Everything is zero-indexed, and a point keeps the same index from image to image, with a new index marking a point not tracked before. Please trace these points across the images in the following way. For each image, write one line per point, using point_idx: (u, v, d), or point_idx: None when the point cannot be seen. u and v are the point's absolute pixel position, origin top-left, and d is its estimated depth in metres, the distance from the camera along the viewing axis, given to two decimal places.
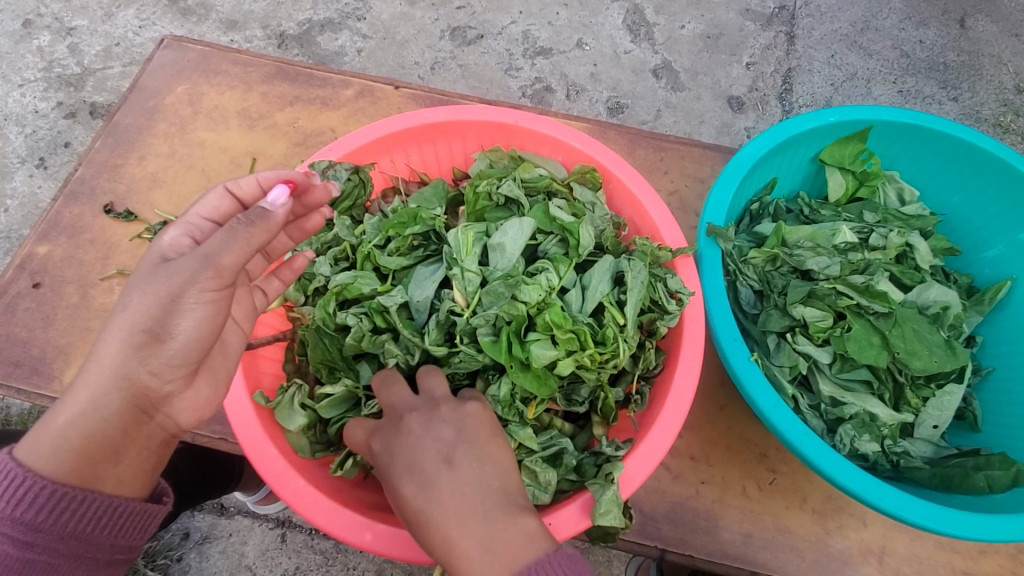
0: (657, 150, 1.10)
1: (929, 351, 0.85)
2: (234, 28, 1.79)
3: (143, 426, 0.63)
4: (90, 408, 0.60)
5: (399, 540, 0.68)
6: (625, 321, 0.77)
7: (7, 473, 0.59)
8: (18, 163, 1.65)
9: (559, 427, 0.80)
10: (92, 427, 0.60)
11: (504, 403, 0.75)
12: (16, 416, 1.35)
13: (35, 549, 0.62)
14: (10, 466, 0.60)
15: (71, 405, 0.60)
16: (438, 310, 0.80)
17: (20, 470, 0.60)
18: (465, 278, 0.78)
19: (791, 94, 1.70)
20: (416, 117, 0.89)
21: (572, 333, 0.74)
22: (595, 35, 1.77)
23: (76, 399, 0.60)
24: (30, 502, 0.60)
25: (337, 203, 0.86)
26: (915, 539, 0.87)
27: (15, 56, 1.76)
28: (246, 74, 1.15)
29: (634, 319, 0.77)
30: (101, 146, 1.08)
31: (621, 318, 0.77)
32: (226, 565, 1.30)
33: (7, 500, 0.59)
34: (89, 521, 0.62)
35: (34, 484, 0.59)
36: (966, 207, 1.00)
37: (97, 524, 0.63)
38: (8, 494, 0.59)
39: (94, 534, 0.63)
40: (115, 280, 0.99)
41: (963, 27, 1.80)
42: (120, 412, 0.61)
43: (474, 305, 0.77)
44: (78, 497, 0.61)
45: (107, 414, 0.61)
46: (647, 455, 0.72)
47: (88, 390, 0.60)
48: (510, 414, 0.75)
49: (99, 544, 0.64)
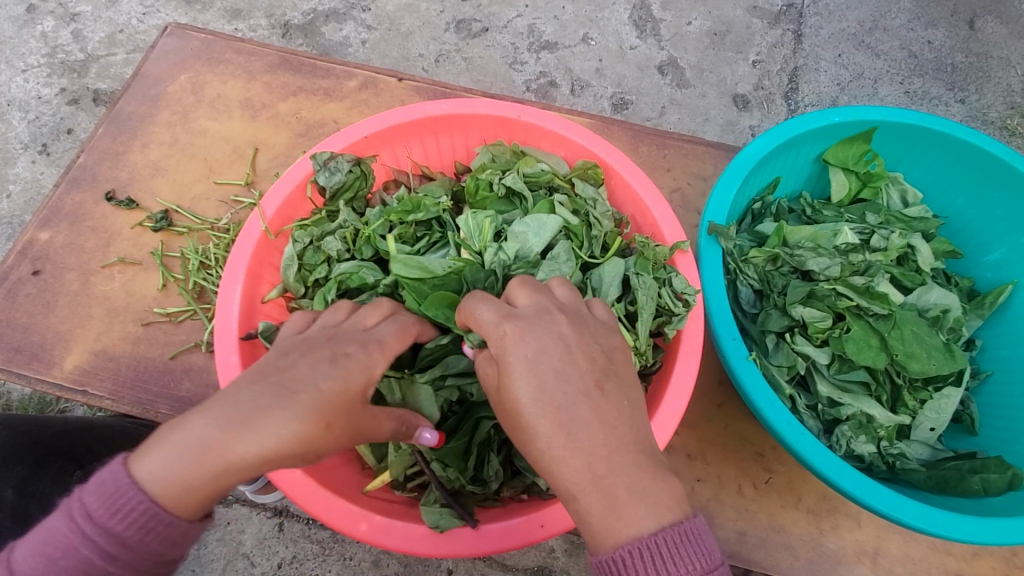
0: (661, 147, 1.09)
1: (928, 354, 0.85)
2: (239, 16, 1.78)
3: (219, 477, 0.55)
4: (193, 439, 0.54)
5: (396, 531, 0.69)
6: (635, 339, 0.77)
7: (115, 480, 0.55)
8: (21, 149, 1.66)
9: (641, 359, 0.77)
10: (193, 447, 0.54)
11: None
12: (17, 401, 1.36)
13: (115, 565, 0.56)
14: (119, 472, 0.55)
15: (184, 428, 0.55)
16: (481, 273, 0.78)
17: (128, 479, 0.55)
18: (500, 250, 0.79)
19: (797, 93, 1.69)
20: (418, 110, 0.88)
21: None
22: (602, 30, 1.76)
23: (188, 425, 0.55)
24: (124, 515, 0.55)
25: (338, 194, 0.85)
26: (909, 540, 0.87)
27: (19, 41, 1.75)
28: (249, 63, 1.15)
29: (646, 337, 0.77)
30: (104, 132, 1.08)
31: (631, 336, 0.77)
32: (225, 553, 1.31)
33: (108, 508, 0.55)
34: (166, 541, 0.57)
35: (133, 497, 0.55)
36: (971, 210, 0.99)
37: (172, 545, 0.57)
38: (110, 502, 0.55)
39: (168, 553, 0.58)
40: (116, 267, 1.00)
41: (973, 28, 1.78)
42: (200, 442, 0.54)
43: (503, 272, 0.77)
44: (166, 518, 0.56)
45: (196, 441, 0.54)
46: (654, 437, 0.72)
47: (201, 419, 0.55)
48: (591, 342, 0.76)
49: (169, 563, 0.59)
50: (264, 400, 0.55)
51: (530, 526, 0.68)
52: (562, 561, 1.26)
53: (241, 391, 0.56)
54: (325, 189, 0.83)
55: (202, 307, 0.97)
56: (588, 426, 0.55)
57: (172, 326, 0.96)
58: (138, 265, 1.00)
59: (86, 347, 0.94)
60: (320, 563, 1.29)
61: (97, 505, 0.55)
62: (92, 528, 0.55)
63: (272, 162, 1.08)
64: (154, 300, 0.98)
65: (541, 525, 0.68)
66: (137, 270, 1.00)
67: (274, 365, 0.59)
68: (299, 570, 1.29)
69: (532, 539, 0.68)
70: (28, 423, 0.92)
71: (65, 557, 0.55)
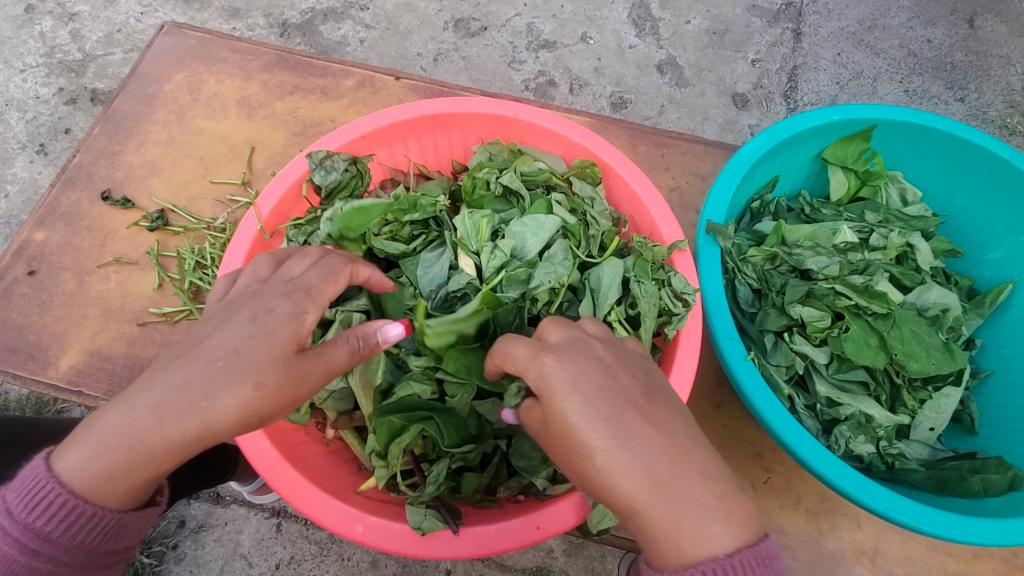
0: (660, 146, 1.09)
1: (927, 353, 0.84)
2: (237, 15, 1.78)
3: (153, 463, 0.57)
4: (118, 430, 0.56)
5: (391, 533, 0.68)
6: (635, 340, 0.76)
7: (36, 478, 0.58)
8: (18, 149, 1.65)
9: None
10: (115, 440, 0.56)
11: None
12: (15, 401, 1.35)
13: (41, 557, 0.60)
14: (39, 470, 0.58)
15: (109, 419, 0.56)
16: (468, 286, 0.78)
17: (47, 475, 0.58)
18: (493, 253, 0.78)
19: (796, 92, 1.69)
20: (415, 108, 0.88)
21: None
22: (600, 28, 1.76)
23: (113, 415, 0.56)
24: (42, 509, 0.58)
25: (333, 194, 0.84)
26: (909, 541, 0.86)
27: (17, 40, 1.75)
28: (247, 62, 1.14)
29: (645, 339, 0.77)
30: (100, 132, 1.08)
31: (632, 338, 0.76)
32: (222, 553, 1.31)
33: (26, 504, 0.58)
34: (96, 533, 0.60)
35: (51, 492, 0.57)
36: (970, 208, 0.99)
37: (105, 535, 0.61)
38: (29, 498, 0.58)
39: (101, 544, 0.61)
40: (112, 267, 0.99)
41: (973, 26, 1.78)
42: (126, 435, 0.56)
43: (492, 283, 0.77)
44: (88, 511, 0.58)
45: (124, 434, 0.56)
46: None
47: (125, 408, 0.56)
48: None
49: (105, 552, 0.62)
50: (176, 391, 0.56)
51: (528, 528, 0.68)
52: (561, 561, 1.25)
53: (176, 376, 0.57)
54: (320, 188, 0.83)
55: (198, 307, 0.97)
56: (588, 430, 0.54)
57: (169, 327, 0.95)
58: (133, 265, 1.00)
59: (82, 347, 0.94)
60: (318, 564, 1.29)
61: (15, 502, 0.58)
62: (11, 523, 0.58)
63: (269, 162, 1.08)
64: (150, 300, 0.97)
65: (537, 527, 0.68)
66: (133, 270, 0.99)
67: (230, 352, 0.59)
68: (297, 570, 1.29)
69: (529, 540, 0.68)
70: (22, 423, 0.92)
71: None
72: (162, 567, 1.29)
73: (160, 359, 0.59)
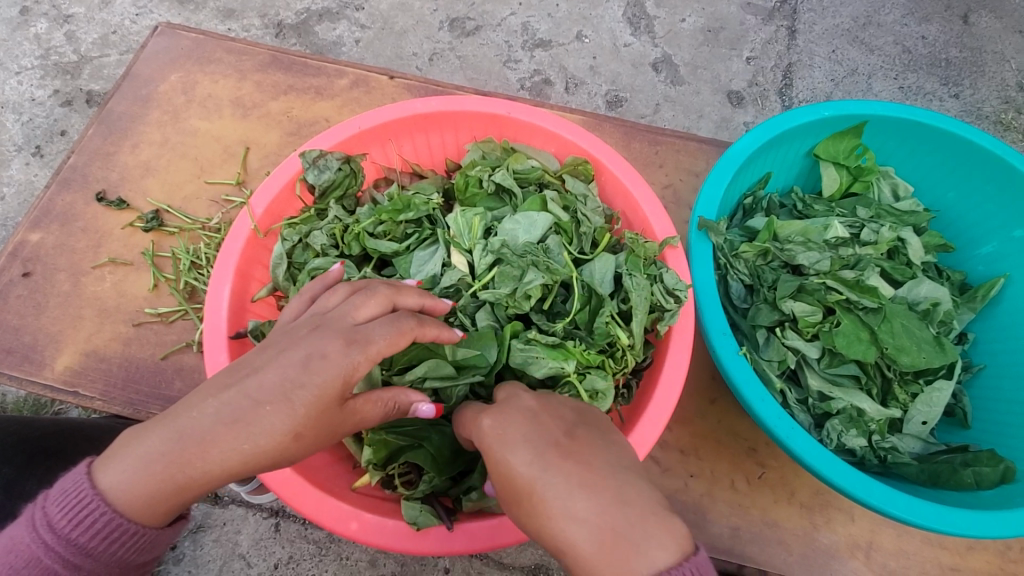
0: (652, 143, 1.09)
1: (918, 347, 0.85)
2: (232, 16, 1.78)
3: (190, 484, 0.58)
4: (162, 451, 0.57)
5: (386, 529, 0.69)
6: (631, 338, 0.76)
7: (79, 492, 0.58)
8: (14, 151, 1.65)
9: (633, 360, 0.77)
10: (160, 461, 0.57)
11: (560, 346, 0.74)
12: (12, 402, 1.35)
13: (80, 572, 0.60)
14: (82, 484, 0.59)
15: (153, 438, 0.57)
16: (463, 282, 0.80)
17: (90, 490, 0.58)
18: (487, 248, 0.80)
19: (792, 89, 1.69)
20: (407, 108, 0.88)
21: (565, 347, 0.74)
22: (596, 27, 1.76)
23: (156, 435, 0.57)
24: (84, 524, 0.58)
25: (327, 193, 0.85)
26: (902, 534, 0.87)
27: (12, 42, 1.74)
28: (241, 62, 1.15)
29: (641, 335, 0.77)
30: (95, 133, 1.08)
31: (627, 335, 0.76)
32: (220, 554, 1.31)
33: (70, 519, 0.58)
34: (133, 548, 0.60)
35: (95, 508, 0.58)
36: (962, 203, 0.99)
37: (139, 550, 0.61)
38: (71, 512, 0.58)
39: (136, 558, 0.61)
40: (107, 268, 0.99)
41: (967, 23, 1.79)
42: (168, 456, 0.56)
43: (485, 279, 0.78)
44: (130, 529, 0.59)
45: (166, 454, 0.57)
46: (652, 425, 0.72)
47: (168, 430, 0.57)
48: (584, 340, 0.77)
49: (138, 565, 0.62)
50: (220, 428, 0.57)
51: None
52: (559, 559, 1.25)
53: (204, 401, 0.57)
54: (314, 187, 0.83)
55: (193, 307, 0.97)
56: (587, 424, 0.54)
57: (164, 326, 0.96)
58: (129, 266, 1.00)
59: (78, 349, 0.94)
60: (317, 563, 1.29)
61: (58, 515, 0.58)
62: (55, 537, 0.59)
63: (263, 161, 1.08)
64: (145, 301, 0.97)
65: None
66: (129, 271, 0.99)
67: (249, 363, 0.60)
68: (296, 570, 1.29)
69: (522, 537, 0.67)
70: (18, 423, 0.92)
71: (28, 566, 0.58)
72: (161, 567, 1.30)
73: (209, 383, 0.59)
